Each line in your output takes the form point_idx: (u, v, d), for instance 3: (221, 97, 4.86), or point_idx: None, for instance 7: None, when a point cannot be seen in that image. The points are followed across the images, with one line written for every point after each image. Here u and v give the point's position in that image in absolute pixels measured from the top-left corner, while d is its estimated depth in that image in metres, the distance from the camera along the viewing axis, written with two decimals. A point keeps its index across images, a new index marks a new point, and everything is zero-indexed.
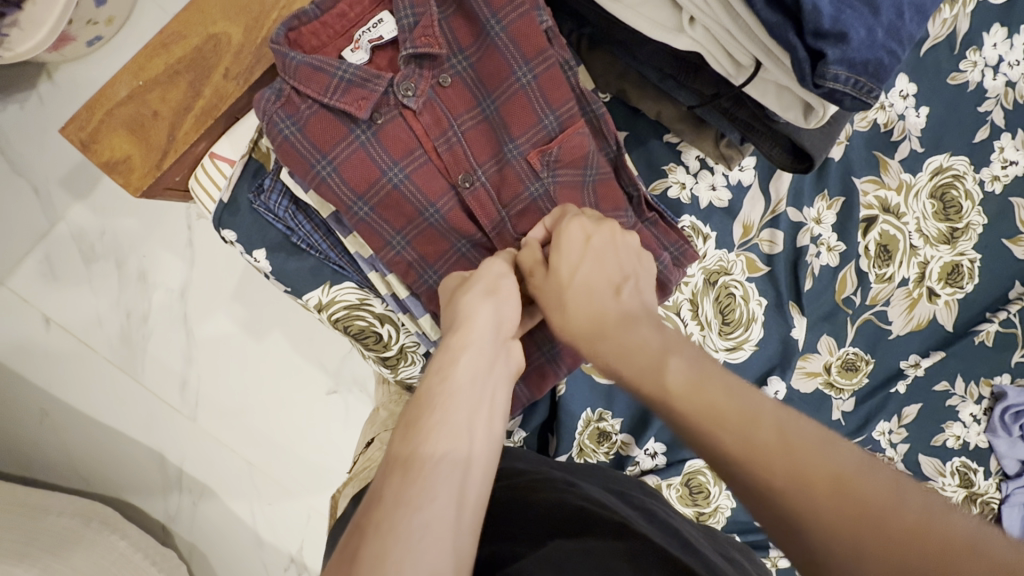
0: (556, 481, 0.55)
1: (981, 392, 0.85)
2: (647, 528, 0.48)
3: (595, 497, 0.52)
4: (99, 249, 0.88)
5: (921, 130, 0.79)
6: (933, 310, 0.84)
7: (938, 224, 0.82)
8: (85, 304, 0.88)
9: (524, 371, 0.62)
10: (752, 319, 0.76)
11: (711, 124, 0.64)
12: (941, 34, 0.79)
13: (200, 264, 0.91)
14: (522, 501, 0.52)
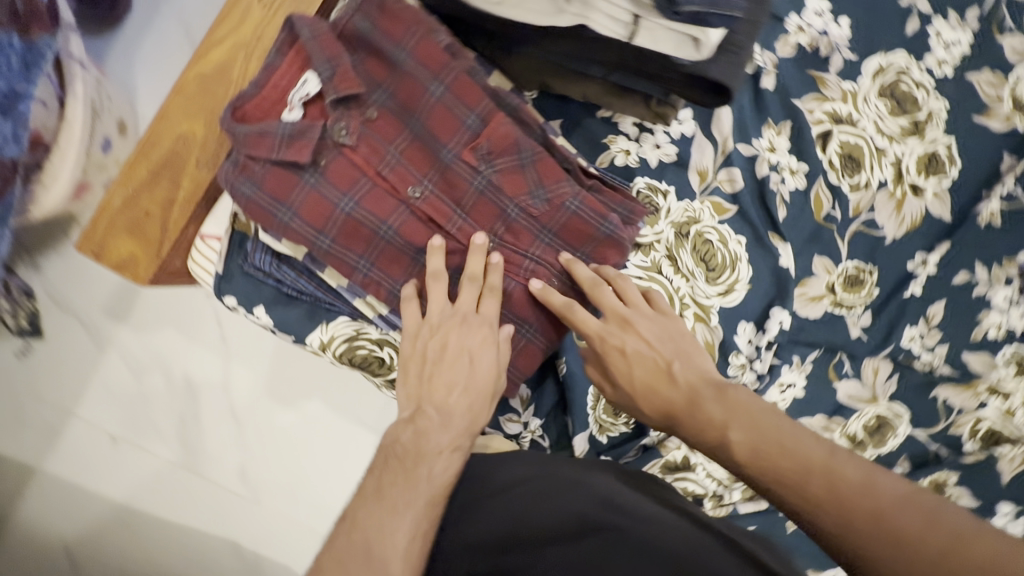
0: (559, 478, 0.55)
1: (1009, 274, 0.83)
2: (631, 517, 0.51)
3: (591, 494, 0.53)
4: (142, 360, 0.88)
5: (848, 39, 0.81)
6: (923, 205, 0.82)
7: (898, 120, 0.81)
8: (134, 413, 0.88)
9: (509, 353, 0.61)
10: (736, 259, 0.77)
11: (635, 88, 0.69)
12: None
13: (235, 353, 0.94)
14: (518, 497, 0.54)
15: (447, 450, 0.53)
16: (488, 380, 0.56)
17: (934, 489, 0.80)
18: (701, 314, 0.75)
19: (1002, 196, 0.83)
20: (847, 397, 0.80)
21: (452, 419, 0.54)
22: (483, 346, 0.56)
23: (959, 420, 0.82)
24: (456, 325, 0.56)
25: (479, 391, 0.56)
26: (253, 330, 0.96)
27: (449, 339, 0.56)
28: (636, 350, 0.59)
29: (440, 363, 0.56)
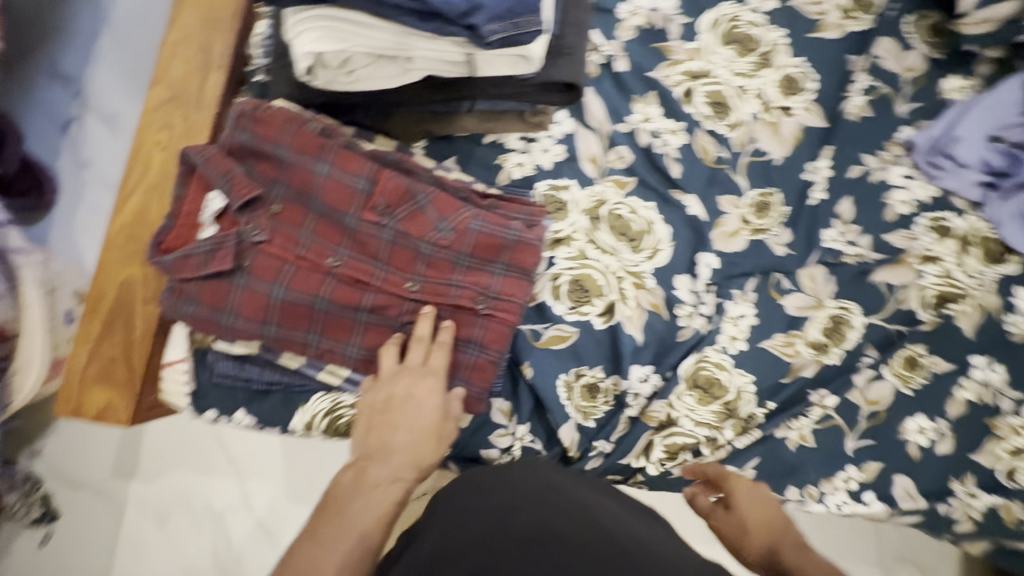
0: (550, 492, 0.56)
1: (896, 153, 0.91)
2: (611, 512, 0.56)
3: (574, 501, 0.55)
4: (169, 510, 1.00)
5: (677, 6, 0.90)
6: (797, 121, 0.89)
7: (747, 59, 0.90)
8: (178, 559, 0.98)
9: (459, 370, 0.65)
10: (650, 223, 0.84)
11: (507, 108, 0.79)
12: None
13: (250, 474, 1.00)
14: (505, 501, 0.54)
15: (389, 484, 0.58)
16: (435, 421, 0.61)
17: (908, 365, 0.86)
18: (637, 282, 0.81)
19: (861, 91, 0.92)
20: (796, 309, 0.85)
21: (396, 462, 0.59)
22: (429, 391, 0.62)
23: (904, 294, 0.88)
24: (405, 376, 0.62)
25: (427, 431, 0.61)
26: (262, 438, 1.01)
27: (395, 389, 0.62)
28: (762, 501, 0.72)
29: (391, 411, 0.62)
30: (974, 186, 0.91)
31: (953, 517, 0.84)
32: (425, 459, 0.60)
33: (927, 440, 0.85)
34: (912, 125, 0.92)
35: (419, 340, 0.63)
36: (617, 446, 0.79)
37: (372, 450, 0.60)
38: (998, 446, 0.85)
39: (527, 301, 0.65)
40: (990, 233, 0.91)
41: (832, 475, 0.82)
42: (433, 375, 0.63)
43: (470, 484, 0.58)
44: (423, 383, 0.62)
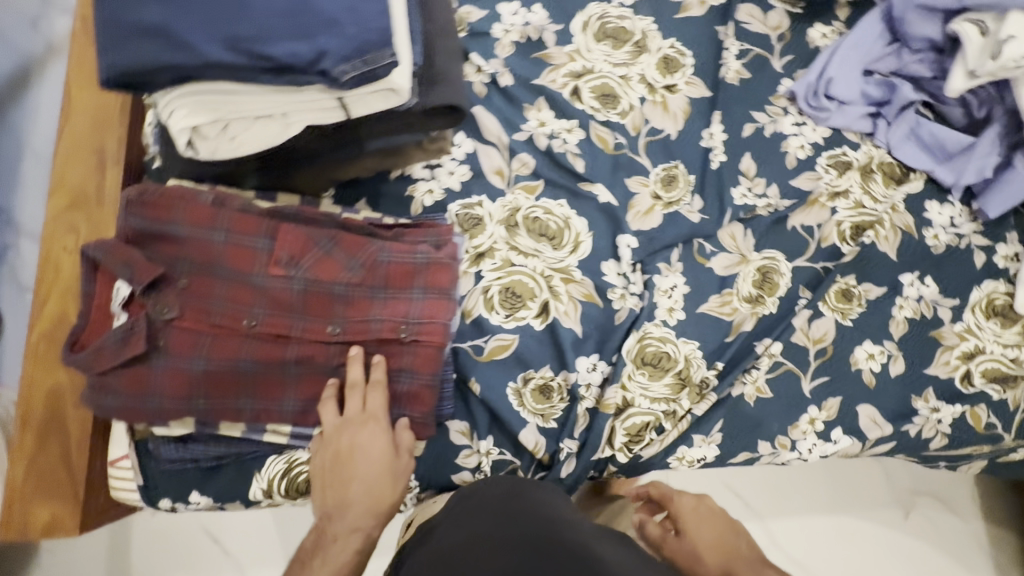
0: (554, 515, 0.62)
1: (782, 105, 0.96)
2: (596, 536, 0.59)
3: (579, 523, 0.61)
4: None
5: (547, 16, 0.94)
6: (683, 96, 0.94)
7: (623, 51, 0.95)
8: None
9: (397, 401, 0.66)
10: (567, 218, 0.86)
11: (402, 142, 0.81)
12: None
13: (244, 557, 0.98)
14: (498, 525, 0.61)
15: (348, 539, 0.62)
16: (386, 465, 0.63)
17: (842, 297, 0.88)
18: (565, 276, 0.83)
19: (735, 57, 0.97)
20: (723, 269, 0.87)
21: (356, 513, 0.62)
22: (373, 438, 0.63)
23: (823, 232, 0.91)
24: (348, 428, 0.63)
25: (380, 475, 0.63)
26: (248, 518, 0.98)
27: (340, 444, 0.63)
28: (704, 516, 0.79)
29: (341, 466, 0.63)
30: (862, 119, 0.95)
31: (925, 435, 0.85)
32: (380, 505, 0.63)
33: (879, 365, 0.86)
34: (791, 76, 0.97)
35: (352, 385, 0.64)
36: (582, 440, 0.79)
37: (328, 508, 0.62)
38: (947, 354, 0.88)
39: (450, 320, 0.67)
40: (888, 157, 0.95)
41: (796, 420, 0.82)
42: (372, 422, 0.63)
43: (483, 497, 0.66)
44: (366, 432, 0.63)
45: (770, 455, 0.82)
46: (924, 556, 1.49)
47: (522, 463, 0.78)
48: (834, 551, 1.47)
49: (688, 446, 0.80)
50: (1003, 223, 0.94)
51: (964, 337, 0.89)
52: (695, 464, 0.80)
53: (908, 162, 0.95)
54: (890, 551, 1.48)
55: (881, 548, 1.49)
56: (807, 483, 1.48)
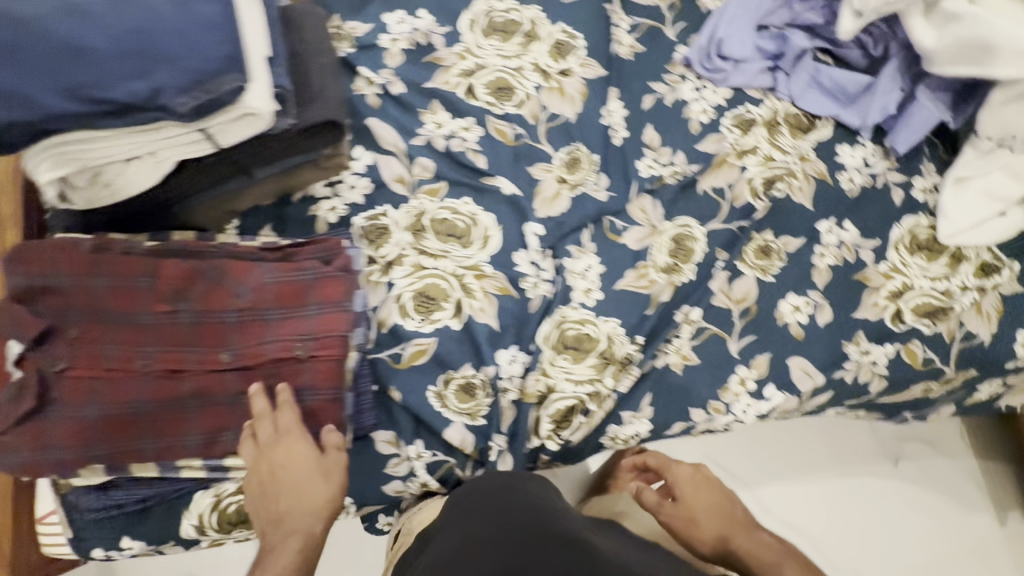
0: (555, 512, 0.63)
1: (680, 73, 0.95)
2: (594, 531, 0.61)
3: (575, 519, 0.63)
4: None
5: (433, 19, 0.94)
6: (579, 78, 0.94)
7: (514, 42, 0.95)
8: None
9: (304, 418, 0.66)
10: (474, 215, 0.86)
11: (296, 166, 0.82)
12: None
13: None
14: (497, 521, 0.61)
15: (290, 546, 0.63)
16: (313, 471, 0.65)
17: (761, 254, 0.88)
18: (477, 273, 0.83)
19: (627, 32, 0.97)
20: (637, 243, 0.87)
21: (292, 518, 0.64)
22: (298, 449, 0.64)
23: (735, 191, 0.91)
24: (267, 449, 0.63)
25: (310, 481, 0.65)
26: (217, 552, 0.99)
27: (263, 465, 0.63)
28: (701, 482, 0.82)
29: (272, 481, 0.64)
30: (760, 74, 0.95)
31: (862, 380, 0.84)
32: (315, 508, 0.65)
33: (805, 316, 0.86)
34: (685, 43, 0.97)
35: (257, 417, 0.63)
36: (511, 433, 0.78)
37: (264, 521, 0.64)
38: (875, 296, 0.87)
39: (348, 331, 0.68)
40: (793, 108, 0.95)
41: (726, 383, 0.82)
42: (289, 437, 0.64)
43: (478, 499, 0.65)
44: (286, 447, 0.63)
45: (705, 421, 0.82)
46: (917, 500, 1.51)
47: (455, 463, 0.78)
48: (829, 510, 1.49)
49: (618, 424, 0.80)
50: (916, 155, 0.94)
51: (890, 276, 0.88)
52: (630, 441, 0.81)
53: (811, 111, 0.95)
54: (884, 502, 1.51)
55: (874, 499, 1.51)
56: (792, 448, 1.52)
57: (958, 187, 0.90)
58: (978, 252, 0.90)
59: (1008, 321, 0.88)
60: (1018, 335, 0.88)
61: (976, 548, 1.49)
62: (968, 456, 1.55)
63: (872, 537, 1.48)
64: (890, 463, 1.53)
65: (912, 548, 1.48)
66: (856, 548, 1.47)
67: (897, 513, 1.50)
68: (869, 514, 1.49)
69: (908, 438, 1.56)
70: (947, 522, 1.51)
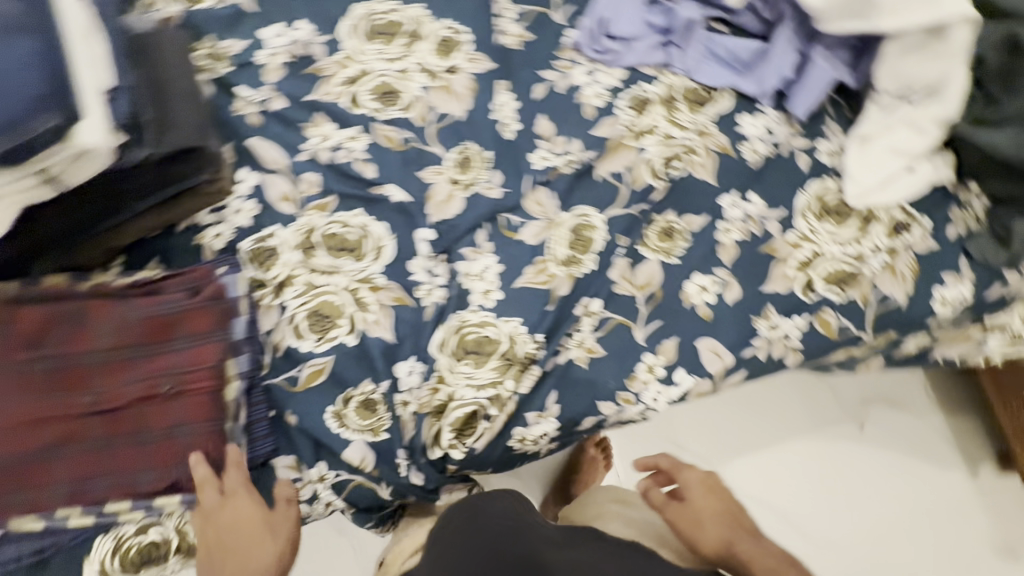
0: (518, 532, 0.67)
1: (570, 57, 0.92)
2: (555, 543, 0.65)
3: (545, 533, 0.67)
4: None
5: (312, 29, 0.92)
6: (466, 73, 0.90)
7: (397, 44, 0.92)
8: None
9: (180, 454, 0.65)
10: (365, 226, 0.84)
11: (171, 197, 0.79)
12: None
13: None
14: (465, 553, 0.65)
15: None
16: (253, 522, 0.67)
17: (664, 236, 0.85)
18: (369, 286, 0.81)
19: (513, 20, 0.94)
20: (534, 238, 0.85)
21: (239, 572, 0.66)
22: (240, 506, 0.66)
23: (635, 174, 0.88)
24: (211, 515, 0.65)
25: (253, 532, 0.66)
26: None
27: (213, 527, 0.65)
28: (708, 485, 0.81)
29: (216, 542, 0.65)
30: (652, 50, 0.92)
31: (775, 355, 0.83)
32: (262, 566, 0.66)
33: (713, 296, 0.83)
34: (575, 26, 0.94)
35: (201, 485, 0.64)
36: (414, 445, 0.77)
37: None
38: (784, 267, 0.85)
39: (223, 361, 0.68)
40: (690, 82, 0.92)
41: (633, 372, 0.80)
42: (233, 499, 0.65)
43: (448, 531, 0.70)
44: (229, 505, 0.65)
45: (616, 413, 0.80)
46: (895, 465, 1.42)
47: (363, 480, 0.78)
48: (796, 482, 1.40)
49: (524, 426, 0.79)
50: (819, 117, 0.91)
51: (799, 246, 0.86)
52: (540, 441, 0.80)
53: (709, 82, 0.91)
54: (853, 467, 1.42)
55: (851, 468, 1.42)
56: (750, 422, 1.44)
57: (862, 146, 0.87)
58: (889, 212, 0.87)
59: (925, 279, 0.85)
60: (936, 293, 0.85)
61: (958, 508, 1.39)
62: (936, 412, 1.47)
63: (843, 507, 1.38)
64: (855, 427, 1.45)
65: (887, 514, 1.39)
66: (828, 520, 1.37)
67: (869, 479, 1.41)
68: (838, 483, 1.40)
69: (871, 400, 1.48)
70: (922, 483, 1.41)
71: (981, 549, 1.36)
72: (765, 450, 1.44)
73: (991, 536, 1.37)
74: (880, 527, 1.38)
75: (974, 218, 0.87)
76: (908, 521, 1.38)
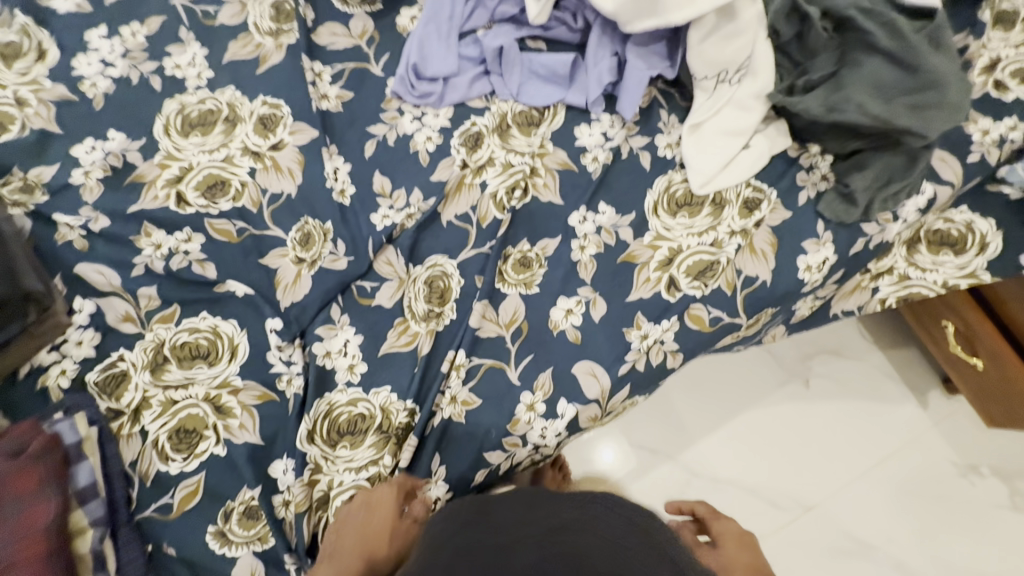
0: (544, 518, 0.58)
1: (395, 108, 0.91)
2: (585, 522, 0.58)
3: (554, 520, 0.57)
4: None
5: (124, 135, 0.88)
6: (292, 147, 0.87)
7: (215, 133, 0.89)
8: None
9: None
10: (215, 328, 0.81)
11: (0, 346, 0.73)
12: (53, 100, 0.88)
13: None
14: (477, 536, 0.56)
15: None
16: (386, 527, 0.67)
17: (519, 267, 0.84)
18: (229, 390, 0.78)
19: (328, 82, 0.93)
20: (390, 299, 0.83)
21: (342, 554, 0.65)
22: (384, 499, 0.70)
23: (479, 211, 0.85)
24: None
25: (376, 531, 0.67)
26: None
27: None
28: None
29: (351, 519, 0.68)
30: (472, 84, 0.91)
31: (655, 362, 0.81)
32: None
33: (579, 317, 0.81)
34: (392, 75, 0.93)
35: None
36: (301, 548, 0.72)
37: None
38: (645, 271, 0.83)
39: (56, 520, 0.63)
40: (519, 106, 0.91)
41: (514, 417, 0.77)
42: None
43: (448, 526, 0.60)
44: None
45: (507, 459, 0.78)
46: (855, 413, 1.28)
47: None
48: (755, 458, 1.25)
49: None
50: (652, 114, 0.91)
51: (656, 246, 0.84)
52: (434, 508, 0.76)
53: (540, 102, 0.90)
54: (806, 429, 1.27)
55: (812, 427, 1.27)
56: (688, 408, 1.28)
57: (696, 134, 0.87)
58: (738, 191, 0.86)
59: (786, 251, 0.84)
60: (800, 262, 0.84)
61: (921, 446, 1.25)
62: (878, 350, 1.33)
63: (802, 476, 1.23)
64: (799, 386, 1.30)
65: (851, 471, 1.23)
66: (786, 495, 1.22)
67: (824, 438, 1.26)
68: (792, 451, 1.25)
69: (811, 353, 1.33)
70: (881, 428, 1.26)
71: (954, 483, 1.22)
72: (719, 428, 1.27)
73: (956, 465, 1.23)
74: (847, 488, 1.22)
75: (821, 179, 0.87)
76: (873, 474, 1.23)
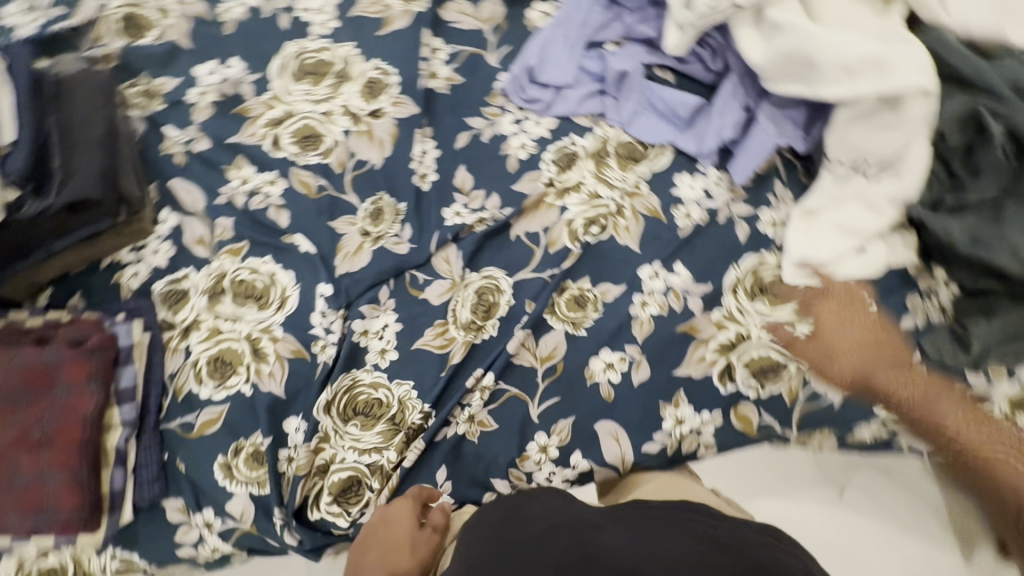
0: (573, 519, 0.59)
1: (499, 104, 0.88)
2: (615, 522, 0.58)
3: (580, 515, 0.59)
4: None
5: (243, 65, 0.91)
6: (389, 118, 0.87)
7: (324, 84, 0.90)
8: None
9: (47, 498, 0.67)
10: (272, 275, 0.83)
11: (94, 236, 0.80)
12: (192, 18, 0.93)
13: None
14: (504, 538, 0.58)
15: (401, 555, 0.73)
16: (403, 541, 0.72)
17: (574, 305, 0.80)
18: (269, 336, 0.80)
19: (443, 61, 0.91)
20: (437, 298, 0.82)
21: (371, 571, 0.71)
22: (400, 514, 0.73)
23: (548, 237, 0.82)
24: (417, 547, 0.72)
25: (396, 547, 0.72)
26: None
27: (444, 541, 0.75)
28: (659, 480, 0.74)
29: (373, 537, 0.73)
30: (583, 100, 0.87)
31: (686, 451, 0.77)
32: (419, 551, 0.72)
33: (618, 374, 0.77)
34: (507, 70, 0.90)
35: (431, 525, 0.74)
36: (291, 507, 0.76)
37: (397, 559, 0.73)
38: (702, 349, 0.77)
39: (94, 412, 0.70)
40: (626, 136, 0.86)
41: (524, 452, 0.76)
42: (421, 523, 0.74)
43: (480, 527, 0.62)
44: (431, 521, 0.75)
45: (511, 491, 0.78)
46: None
47: (249, 529, 0.77)
48: None
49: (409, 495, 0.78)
50: (766, 183, 0.82)
51: (723, 326, 0.77)
52: None
53: (647, 138, 0.85)
54: None
55: None
56: None
57: (808, 221, 0.78)
58: None
59: None
60: None
61: None
62: None
63: None
64: None
65: None
66: None
67: None
68: None
69: None
70: None
71: None
72: None
73: None
74: None
75: (937, 309, 0.75)
76: None
